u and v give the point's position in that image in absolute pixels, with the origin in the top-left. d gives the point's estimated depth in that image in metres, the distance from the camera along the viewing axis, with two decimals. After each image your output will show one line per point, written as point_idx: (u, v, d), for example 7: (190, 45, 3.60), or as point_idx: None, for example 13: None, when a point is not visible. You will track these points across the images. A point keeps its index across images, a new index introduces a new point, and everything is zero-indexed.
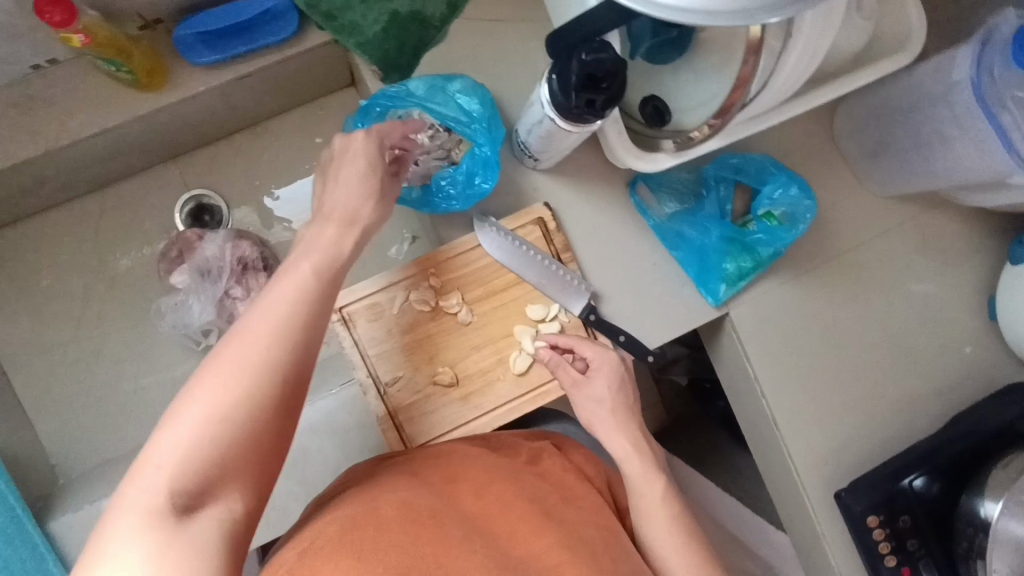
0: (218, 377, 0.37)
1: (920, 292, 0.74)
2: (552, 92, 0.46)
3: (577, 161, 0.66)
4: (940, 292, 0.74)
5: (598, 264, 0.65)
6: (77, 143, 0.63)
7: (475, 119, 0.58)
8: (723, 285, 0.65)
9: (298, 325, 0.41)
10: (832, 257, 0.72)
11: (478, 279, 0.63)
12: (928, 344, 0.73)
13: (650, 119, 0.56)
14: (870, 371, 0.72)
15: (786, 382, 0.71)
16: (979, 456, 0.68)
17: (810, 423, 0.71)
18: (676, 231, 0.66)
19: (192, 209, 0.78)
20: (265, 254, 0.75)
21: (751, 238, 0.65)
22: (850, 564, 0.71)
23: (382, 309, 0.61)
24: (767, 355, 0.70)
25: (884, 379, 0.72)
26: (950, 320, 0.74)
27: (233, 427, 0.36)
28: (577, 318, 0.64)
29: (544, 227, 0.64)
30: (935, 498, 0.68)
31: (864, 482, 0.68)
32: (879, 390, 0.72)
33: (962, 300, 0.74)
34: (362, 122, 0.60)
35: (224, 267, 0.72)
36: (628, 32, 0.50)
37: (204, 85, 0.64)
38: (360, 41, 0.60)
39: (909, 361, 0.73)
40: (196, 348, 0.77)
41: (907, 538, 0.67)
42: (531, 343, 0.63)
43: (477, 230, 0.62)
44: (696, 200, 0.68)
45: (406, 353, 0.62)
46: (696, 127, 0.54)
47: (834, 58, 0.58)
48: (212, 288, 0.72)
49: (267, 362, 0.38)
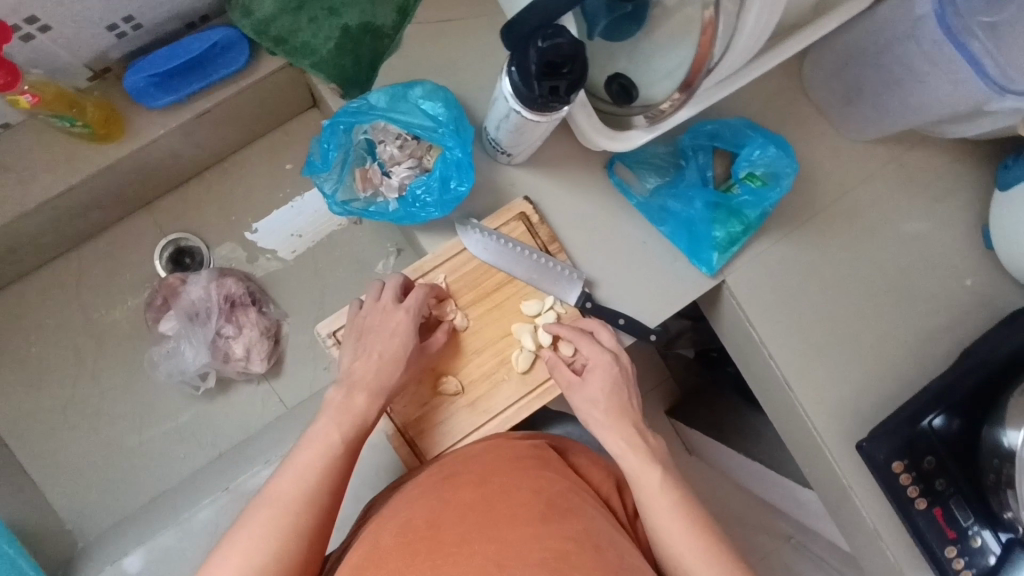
0: (267, 519, 0.48)
1: (912, 232, 0.73)
2: (513, 84, 0.45)
3: (551, 150, 0.65)
4: (933, 229, 0.73)
5: (587, 250, 0.65)
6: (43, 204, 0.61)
7: (442, 123, 0.56)
8: (716, 253, 0.64)
9: (316, 495, 0.49)
10: (820, 210, 0.71)
11: (469, 283, 0.62)
12: (928, 283, 0.73)
13: (617, 97, 0.55)
14: (874, 317, 0.72)
15: (793, 341, 0.70)
16: (995, 385, 0.68)
17: (821, 378, 0.71)
18: (660, 206, 0.65)
19: (172, 253, 0.77)
20: (250, 288, 0.75)
21: (738, 202, 0.63)
22: (880, 511, 0.71)
23: None
24: (770, 317, 0.70)
25: (889, 324, 0.72)
26: (947, 256, 0.73)
27: (283, 563, 0.46)
28: (573, 307, 0.63)
29: (527, 221, 0.63)
30: (956, 434, 0.68)
31: (884, 429, 0.68)
32: (886, 335, 0.72)
33: (956, 234, 0.74)
34: (328, 142, 0.57)
35: (212, 307, 0.73)
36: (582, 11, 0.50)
37: (164, 128, 0.62)
38: (314, 61, 0.61)
39: (911, 303, 0.72)
40: (196, 393, 0.76)
41: (934, 478, 0.67)
42: (531, 340, 0.62)
43: (460, 234, 0.62)
44: (677, 171, 0.66)
45: None
46: (665, 98, 0.53)
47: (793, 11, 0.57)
48: (203, 330, 0.72)
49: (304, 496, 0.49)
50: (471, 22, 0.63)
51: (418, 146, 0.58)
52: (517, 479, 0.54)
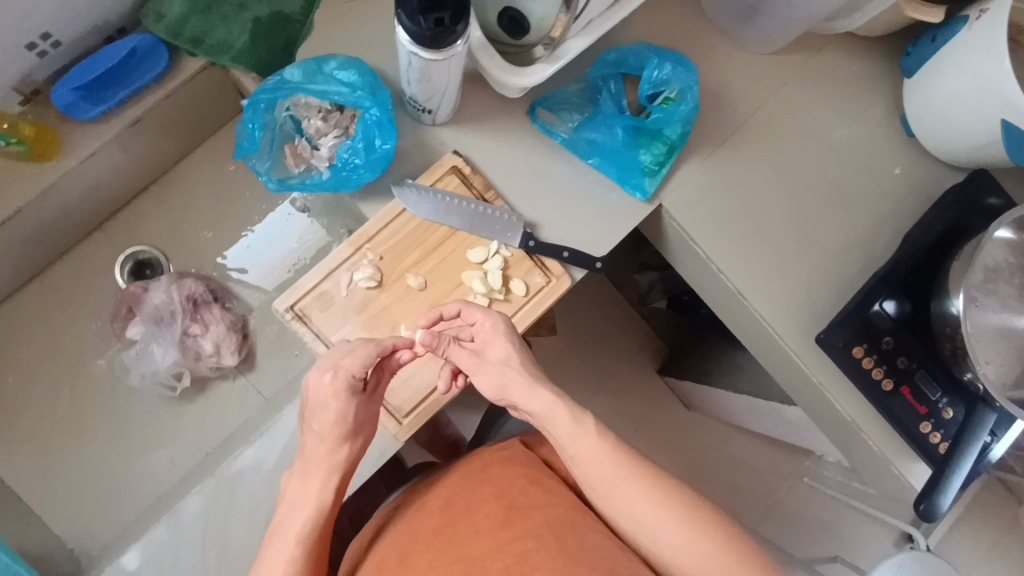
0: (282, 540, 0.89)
1: (838, 135, 1.04)
2: (408, 29, 0.82)
3: (474, 108, 1.03)
4: (854, 132, 1.04)
5: (529, 194, 1.02)
6: (44, 182, 1.23)
7: (356, 87, 0.98)
8: (644, 176, 0.99)
9: (306, 529, 0.89)
10: (739, 127, 1.03)
11: (422, 245, 1.00)
12: (859, 176, 1.02)
13: (512, 30, 0.96)
14: (813, 208, 1.01)
15: (746, 265, 0.97)
16: (944, 252, 0.93)
17: (762, 287, 0.97)
18: (586, 142, 1.02)
19: (144, 258, 1.28)
20: (230, 285, 1.22)
21: (656, 124, 0.99)
22: (852, 404, 0.93)
23: (330, 297, 0.99)
24: (709, 236, 0.98)
25: (829, 210, 1.01)
26: (869, 150, 1.04)
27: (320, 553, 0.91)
28: (523, 247, 0.99)
29: (460, 171, 1.00)
30: (906, 313, 0.92)
31: (840, 322, 0.91)
32: (831, 216, 1.01)
33: (879, 130, 1.05)
34: (253, 117, 1.00)
35: (173, 305, 1.39)
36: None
37: (89, 134, 1.25)
38: (230, 52, 1.26)
39: (805, 186, 1.02)
40: (179, 387, 1.22)
41: (893, 357, 0.91)
42: (479, 281, 0.99)
43: (401, 195, 0.99)
44: (595, 105, 1.04)
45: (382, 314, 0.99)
46: (553, 27, 0.94)
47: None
48: (167, 330, 1.40)
49: (308, 523, 0.89)
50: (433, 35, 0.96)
51: (338, 117, 1.03)
52: (483, 486, 0.97)
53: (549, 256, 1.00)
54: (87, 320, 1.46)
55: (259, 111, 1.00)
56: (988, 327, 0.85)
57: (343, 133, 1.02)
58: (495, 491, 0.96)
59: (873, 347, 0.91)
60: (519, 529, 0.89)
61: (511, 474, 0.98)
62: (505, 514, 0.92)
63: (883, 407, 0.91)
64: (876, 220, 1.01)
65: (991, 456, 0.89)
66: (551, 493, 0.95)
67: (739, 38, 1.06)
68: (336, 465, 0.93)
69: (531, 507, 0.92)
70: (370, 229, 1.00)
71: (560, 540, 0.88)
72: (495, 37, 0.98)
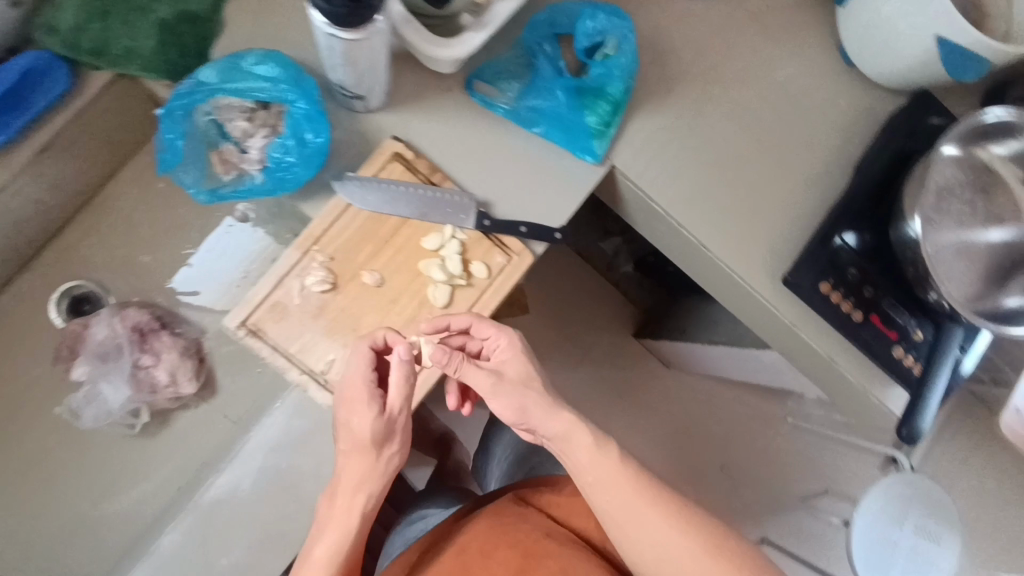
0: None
1: (785, 77, 0.85)
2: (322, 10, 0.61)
3: (401, 87, 0.80)
4: (802, 70, 0.85)
5: (464, 175, 0.79)
6: None
7: (278, 80, 0.75)
8: (594, 140, 0.79)
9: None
10: (685, 75, 0.83)
11: (369, 238, 0.77)
12: (823, 120, 0.84)
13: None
14: (774, 156, 0.82)
15: (700, 211, 0.79)
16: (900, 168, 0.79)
17: (730, 237, 0.79)
18: (527, 109, 0.80)
19: (69, 304, 1.05)
20: (156, 314, 1.03)
21: (598, 82, 0.79)
22: (845, 355, 0.77)
23: (282, 307, 0.76)
24: (660, 188, 0.79)
25: (792, 156, 0.82)
26: (823, 91, 0.84)
27: None
28: (476, 231, 0.78)
29: (403, 158, 0.78)
30: (869, 246, 0.77)
31: (805, 261, 0.76)
32: (792, 164, 0.82)
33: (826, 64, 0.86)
34: (170, 125, 0.77)
35: (121, 342, 1.01)
36: None
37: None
38: (137, 63, 0.83)
39: (769, 138, 0.82)
40: (135, 428, 1.03)
41: (862, 287, 0.77)
42: (441, 274, 0.77)
43: (341, 189, 0.76)
44: (530, 70, 0.82)
45: (335, 329, 0.76)
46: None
47: None
48: (117, 365, 1.00)
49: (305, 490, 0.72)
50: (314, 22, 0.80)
51: (269, 116, 0.79)
52: (499, 533, 0.81)
53: (503, 237, 0.79)
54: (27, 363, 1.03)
55: (177, 119, 0.77)
56: (952, 250, 0.74)
57: (276, 133, 0.79)
58: (507, 537, 0.80)
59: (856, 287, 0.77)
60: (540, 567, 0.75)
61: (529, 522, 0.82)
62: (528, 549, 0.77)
63: (858, 342, 0.77)
64: (827, 159, 0.82)
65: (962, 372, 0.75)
66: (562, 549, 0.78)
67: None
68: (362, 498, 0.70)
69: (549, 559, 0.76)
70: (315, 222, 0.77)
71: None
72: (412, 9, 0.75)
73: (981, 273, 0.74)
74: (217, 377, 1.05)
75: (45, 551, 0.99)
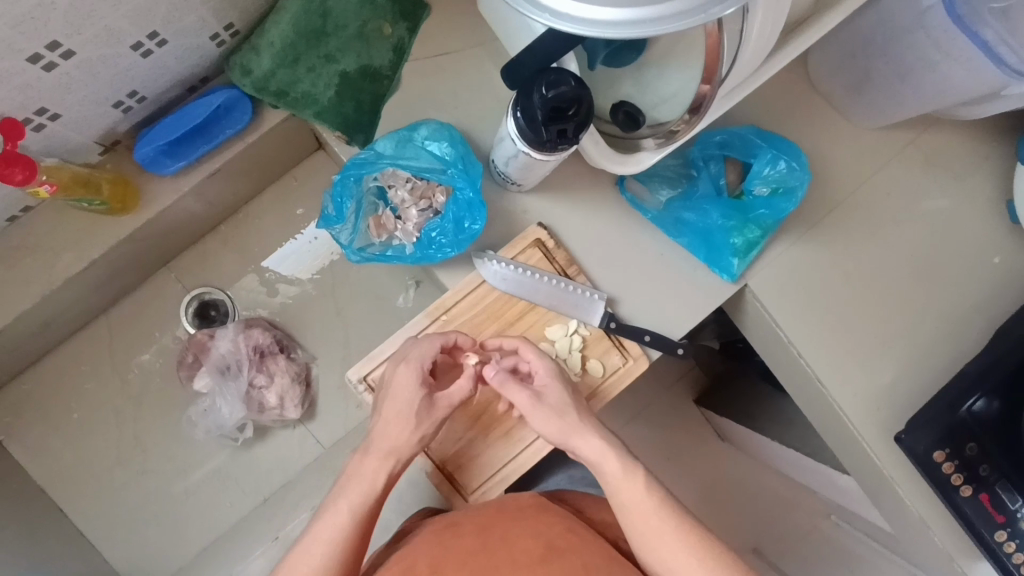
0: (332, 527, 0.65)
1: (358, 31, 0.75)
2: (35, 126, 0.61)
3: (160, 318, 0.90)
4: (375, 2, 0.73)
5: (288, 265, 0.92)
6: None
7: (167, 134, 0.71)
8: (172, 159, 0.73)
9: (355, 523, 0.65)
10: (250, 163, 0.82)
11: (98, 460, 0.88)
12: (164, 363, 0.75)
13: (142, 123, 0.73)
14: None
15: (324, 336, 0.93)
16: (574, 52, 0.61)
17: (218, 485, 0.90)
18: (179, 125, 0.71)
19: (137, 387, 0.89)
20: (214, 390, 0.87)
21: (215, 116, 0.73)
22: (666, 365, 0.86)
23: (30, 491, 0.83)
24: (320, 341, 0.92)
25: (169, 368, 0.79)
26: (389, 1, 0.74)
27: None
28: (238, 399, 0.86)
29: (201, 292, 0.90)
30: (654, 315, 0.82)
31: (622, 330, 0.79)
32: None
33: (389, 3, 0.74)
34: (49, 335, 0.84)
35: (160, 451, 0.89)
36: (142, 98, 0.69)
37: None
38: None
39: None
40: (230, 483, 0.90)
41: (662, 341, 0.80)
42: (205, 395, 0.87)
43: (200, 384, 0.87)
44: (176, 119, 0.71)
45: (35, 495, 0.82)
46: (200, 176, 0.75)
47: (240, 19, 0.69)
48: (223, 418, 0.87)
49: (345, 530, 0.65)
50: (217, 244, 0.91)
51: (128, 277, 0.85)
52: (503, 525, 0.72)
53: (72, 504, 0.87)
54: (160, 500, 0.89)
55: (94, 374, 0.88)
56: None
57: (91, 294, 0.81)
58: (529, 527, 0.72)
59: (578, 100, 0.53)
60: (573, 561, 0.67)
61: (548, 517, 0.75)
62: (543, 551, 0.68)
63: (669, 343, 0.80)
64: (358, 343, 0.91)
65: (623, 173, 0.68)
66: (520, 544, 0.69)
67: (179, 61, 0.68)
68: (391, 466, 0.69)
69: (573, 552, 0.69)
70: (153, 418, 0.89)
71: (528, 560, 0.67)
72: (111, 266, 0.79)
73: (546, 271, 0.79)
74: (187, 524, 0.89)
75: (163, 505, 0.89)
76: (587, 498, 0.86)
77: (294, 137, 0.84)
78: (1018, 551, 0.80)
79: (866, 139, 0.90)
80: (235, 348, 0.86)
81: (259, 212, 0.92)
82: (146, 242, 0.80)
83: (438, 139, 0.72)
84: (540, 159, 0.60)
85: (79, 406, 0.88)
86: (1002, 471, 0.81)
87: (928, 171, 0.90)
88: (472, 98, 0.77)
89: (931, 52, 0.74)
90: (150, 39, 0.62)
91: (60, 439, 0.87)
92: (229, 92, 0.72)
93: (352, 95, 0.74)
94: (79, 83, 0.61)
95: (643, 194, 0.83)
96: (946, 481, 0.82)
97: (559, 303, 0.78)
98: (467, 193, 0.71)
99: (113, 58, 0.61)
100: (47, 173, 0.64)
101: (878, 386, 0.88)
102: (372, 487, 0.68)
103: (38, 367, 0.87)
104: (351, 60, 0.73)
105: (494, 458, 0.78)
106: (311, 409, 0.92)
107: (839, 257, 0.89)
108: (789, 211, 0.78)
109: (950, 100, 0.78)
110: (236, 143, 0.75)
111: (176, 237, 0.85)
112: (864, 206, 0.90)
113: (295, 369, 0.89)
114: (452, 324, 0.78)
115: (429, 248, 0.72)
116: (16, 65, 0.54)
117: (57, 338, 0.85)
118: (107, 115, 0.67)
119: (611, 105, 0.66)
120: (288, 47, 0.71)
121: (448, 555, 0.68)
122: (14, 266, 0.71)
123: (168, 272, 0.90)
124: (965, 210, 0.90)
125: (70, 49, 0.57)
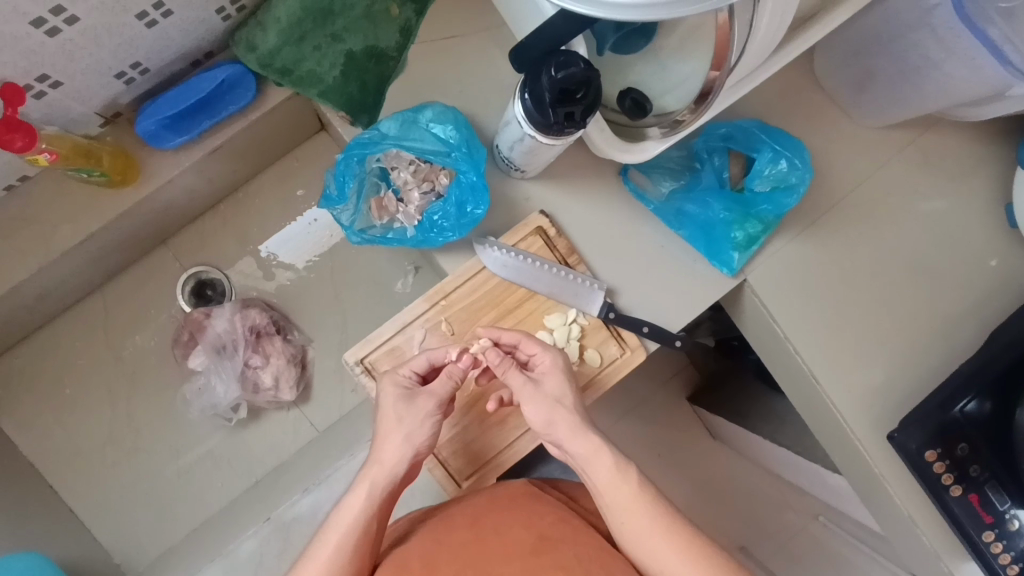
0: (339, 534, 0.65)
1: None
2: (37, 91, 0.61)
3: (155, 295, 0.89)
4: None
5: (285, 246, 0.92)
6: None
7: (169, 108, 0.70)
8: (173, 134, 0.72)
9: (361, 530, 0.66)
10: (252, 141, 0.81)
11: (89, 435, 0.87)
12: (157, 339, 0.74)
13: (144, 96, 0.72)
14: None
15: (320, 319, 0.92)
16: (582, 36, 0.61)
17: (210, 465, 0.90)
18: (180, 99, 0.70)
19: (130, 364, 0.88)
20: (209, 367, 0.87)
21: (218, 91, 0.72)
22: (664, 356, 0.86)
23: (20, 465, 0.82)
24: (316, 323, 0.92)
25: None
26: None
27: None
28: (233, 378, 0.86)
29: (198, 270, 0.90)
30: (653, 306, 0.82)
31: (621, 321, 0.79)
32: None
33: None
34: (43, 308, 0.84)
35: (151, 429, 0.89)
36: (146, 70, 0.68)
37: None
38: None
39: None
40: (220, 463, 0.90)
41: (661, 332, 0.80)
42: (200, 373, 0.87)
43: (195, 362, 0.87)
44: (178, 93, 0.71)
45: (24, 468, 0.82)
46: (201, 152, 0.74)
47: None
48: (218, 398, 0.87)
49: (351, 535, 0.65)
50: (216, 223, 0.91)
51: (123, 253, 0.84)
52: (493, 516, 0.72)
53: (61, 479, 0.87)
54: (150, 478, 0.89)
55: (88, 350, 0.88)
56: None
57: (86, 268, 0.81)
58: (520, 517, 0.72)
59: (587, 83, 0.53)
60: (563, 553, 0.67)
61: (539, 506, 0.75)
62: (534, 543, 0.68)
63: (667, 335, 0.80)
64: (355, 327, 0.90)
65: (630, 161, 0.67)
66: (511, 538, 0.69)
67: (184, 34, 0.67)
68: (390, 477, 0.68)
69: (563, 544, 0.68)
70: (145, 395, 0.89)
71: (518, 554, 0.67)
72: (109, 241, 0.78)
73: (546, 259, 0.78)
74: (177, 502, 0.89)
75: (153, 483, 0.89)
76: (579, 487, 0.86)
77: (297, 117, 0.83)
78: (1004, 551, 0.80)
79: (869, 138, 0.90)
80: (231, 327, 0.86)
81: (259, 192, 0.91)
82: (144, 217, 0.79)
83: (443, 122, 0.72)
84: (548, 143, 0.60)
85: (72, 381, 0.87)
86: (990, 470, 0.82)
87: (929, 172, 0.91)
88: (478, 82, 0.77)
89: (936, 51, 0.74)
90: (155, 9, 0.61)
91: (51, 414, 0.87)
92: (233, 67, 0.72)
93: (358, 75, 0.72)
94: (83, 51, 0.60)
95: (645, 184, 0.82)
96: (937, 481, 0.82)
97: (558, 291, 0.78)
98: (470, 177, 0.71)
99: (118, 27, 0.61)
100: (48, 141, 0.63)
101: (871, 384, 0.89)
102: (371, 493, 0.67)
103: (31, 341, 0.86)
104: (357, 40, 0.71)
105: (490, 444, 0.79)
106: (305, 392, 0.91)
107: (838, 255, 0.89)
108: (791, 205, 0.78)
109: (953, 101, 0.79)
110: (238, 120, 0.75)
111: (176, 214, 0.85)
112: (864, 205, 0.90)
113: (290, 351, 0.89)
114: (451, 313, 0.78)
115: (429, 232, 0.71)
116: (20, 28, 0.53)
117: (52, 312, 0.85)
118: (110, 85, 0.66)
119: (618, 92, 0.67)
120: (294, 24, 0.69)
121: (440, 550, 0.68)
122: (11, 235, 0.70)
123: (166, 250, 0.90)
124: (965, 212, 0.91)
125: (75, 15, 0.56)
